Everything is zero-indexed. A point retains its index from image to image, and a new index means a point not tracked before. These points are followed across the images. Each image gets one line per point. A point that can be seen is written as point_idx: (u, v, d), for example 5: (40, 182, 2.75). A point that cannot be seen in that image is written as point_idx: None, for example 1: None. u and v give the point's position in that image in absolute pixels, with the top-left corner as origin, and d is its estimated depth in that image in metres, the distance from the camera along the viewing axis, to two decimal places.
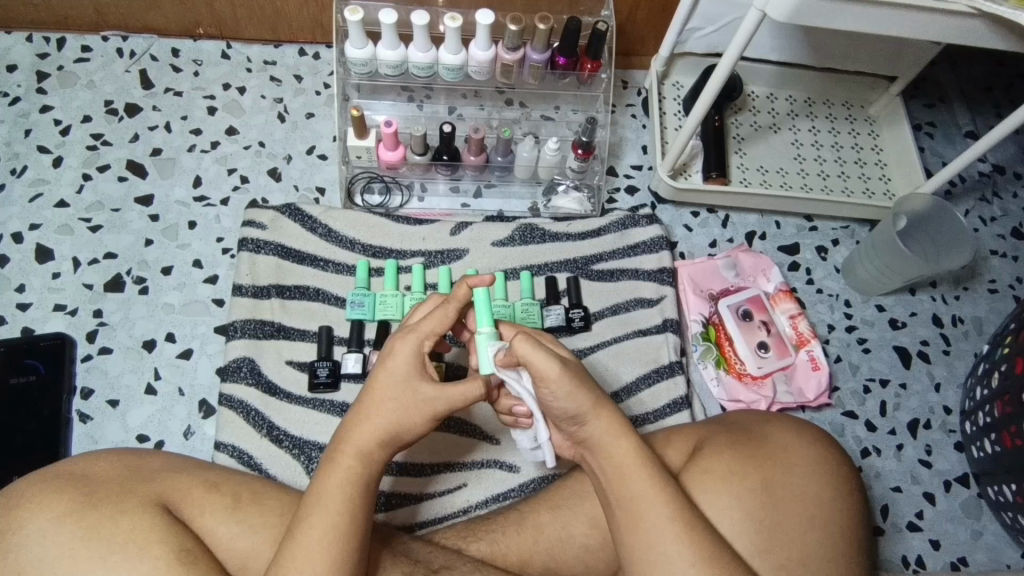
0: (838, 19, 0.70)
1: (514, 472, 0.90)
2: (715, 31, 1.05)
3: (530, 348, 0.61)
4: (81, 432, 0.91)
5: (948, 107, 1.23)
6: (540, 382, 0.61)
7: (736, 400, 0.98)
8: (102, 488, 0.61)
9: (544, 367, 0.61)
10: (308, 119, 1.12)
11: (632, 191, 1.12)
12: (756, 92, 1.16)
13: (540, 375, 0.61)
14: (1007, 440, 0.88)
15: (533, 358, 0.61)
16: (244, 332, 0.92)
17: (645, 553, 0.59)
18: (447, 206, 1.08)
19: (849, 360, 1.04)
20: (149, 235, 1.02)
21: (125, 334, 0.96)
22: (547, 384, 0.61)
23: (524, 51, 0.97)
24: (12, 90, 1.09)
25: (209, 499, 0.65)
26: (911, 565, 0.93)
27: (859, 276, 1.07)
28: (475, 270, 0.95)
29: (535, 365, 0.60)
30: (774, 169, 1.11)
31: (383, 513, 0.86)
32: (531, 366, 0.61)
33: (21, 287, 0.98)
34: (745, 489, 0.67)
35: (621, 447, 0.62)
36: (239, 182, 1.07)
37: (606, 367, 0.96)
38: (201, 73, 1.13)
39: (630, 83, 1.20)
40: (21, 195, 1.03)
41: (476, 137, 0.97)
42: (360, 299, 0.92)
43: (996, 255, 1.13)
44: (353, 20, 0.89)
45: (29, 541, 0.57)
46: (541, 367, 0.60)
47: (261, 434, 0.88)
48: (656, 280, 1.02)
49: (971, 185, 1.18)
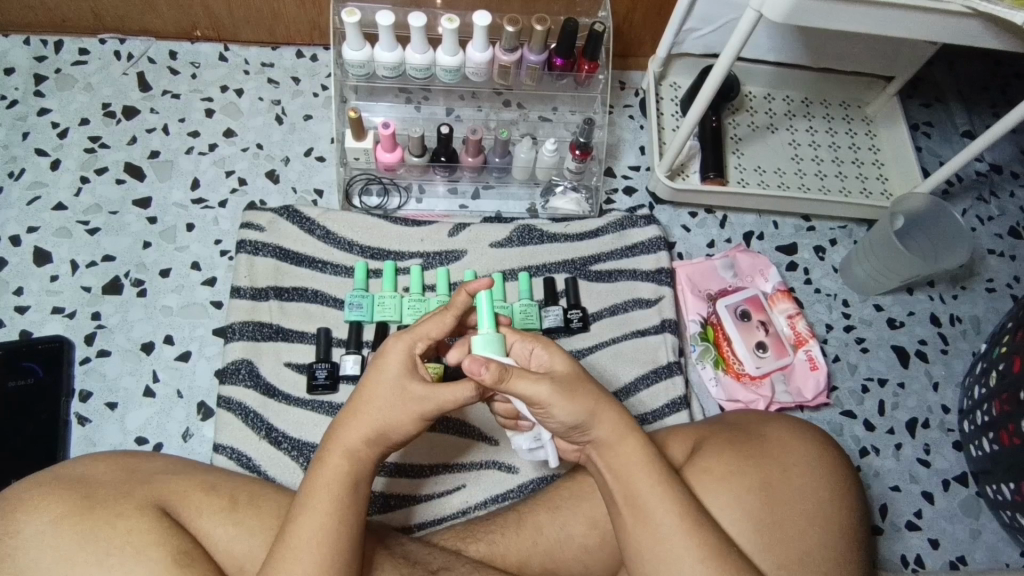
0: (833, 19, 0.70)
1: (512, 473, 0.90)
2: (712, 32, 1.05)
3: (518, 379, 0.60)
4: (79, 434, 0.90)
5: (945, 106, 1.23)
6: (536, 404, 0.61)
7: (733, 400, 0.98)
8: (98, 490, 0.61)
9: (537, 391, 0.60)
10: (305, 121, 1.12)
11: (630, 191, 1.12)
12: (752, 92, 1.17)
13: (535, 400, 0.61)
14: (1005, 438, 0.88)
15: (526, 386, 0.60)
16: (243, 334, 0.92)
17: (653, 551, 0.59)
18: (445, 207, 1.09)
19: (847, 360, 1.04)
20: (146, 237, 1.02)
21: (124, 336, 0.96)
22: (544, 406, 0.61)
23: (521, 52, 0.96)
24: (9, 93, 1.09)
25: (206, 501, 0.65)
26: (910, 564, 0.93)
27: (857, 275, 1.08)
28: (446, 271, 0.95)
29: (528, 391, 0.60)
30: (771, 169, 1.11)
31: (379, 515, 0.86)
32: (523, 394, 0.61)
33: (18, 290, 0.98)
34: (746, 488, 0.68)
35: (628, 445, 0.62)
36: (237, 183, 1.07)
37: (605, 366, 0.96)
38: (199, 75, 1.13)
39: (628, 84, 1.20)
40: (18, 198, 1.03)
41: (474, 138, 0.97)
42: (358, 300, 0.93)
43: (993, 254, 1.13)
44: (349, 21, 0.89)
45: (25, 544, 0.57)
46: (533, 393, 0.60)
47: (259, 435, 0.88)
48: (655, 280, 1.02)
49: (968, 184, 1.18)
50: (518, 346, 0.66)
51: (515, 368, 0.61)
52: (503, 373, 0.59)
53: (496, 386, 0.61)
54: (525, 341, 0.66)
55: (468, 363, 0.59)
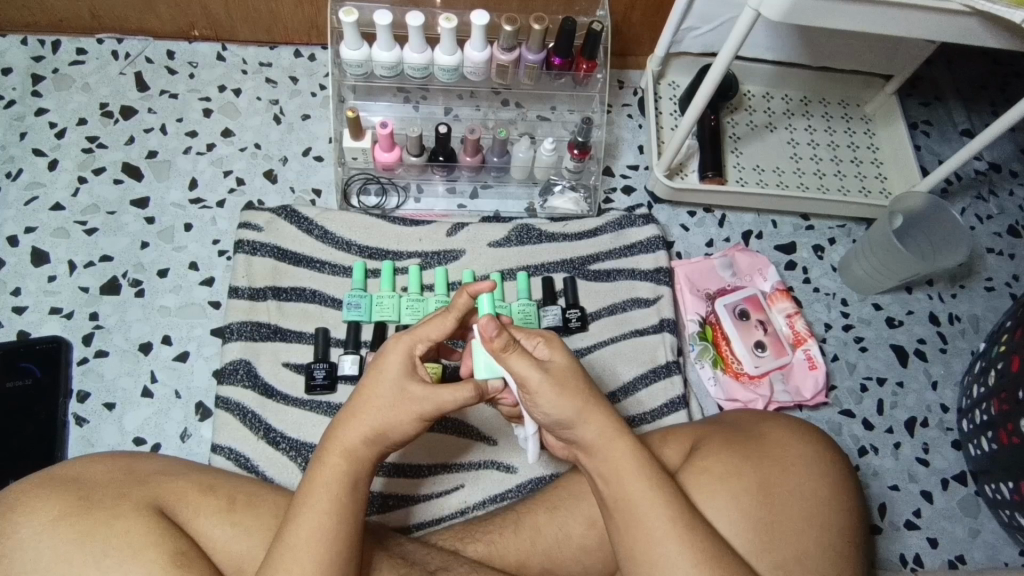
0: (832, 17, 0.70)
1: (511, 472, 0.90)
2: (711, 30, 1.05)
3: (516, 357, 0.62)
4: (77, 435, 0.90)
5: (944, 105, 1.23)
6: (524, 388, 0.63)
7: (732, 399, 0.98)
8: (96, 491, 0.61)
9: (527, 374, 0.62)
10: (303, 121, 1.12)
11: (628, 190, 1.12)
12: (751, 91, 1.17)
13: (524, 383, 0.62)
14: (1004, 437, 0.88)
15: (518, 367, 0.62)
16: (241, 334, 0.92)
17: (646, 554, 0.59)
18: (443, 207, 1.08)
19: (845, 359, 1.04)
20: (144, 237, 1.02)
21: (122, 336, 0.96)
22: (530, 392, 0.62)
23: (519, 51, 0.96)
24: (6, 93, 1.08)
25: (203, 501, 0.65)
26: (909, 563, 0.93)
27: (855, 274, 1.07)
28: (441, 271, 0.94)
29: (518, 372, 0.62)
30: (770, 168, 1.11)
31: (377, 515, 0.86)
32: (514, 373, 0.62)
33: (15, 290, 0.98)
34: (742, 489, 0.67)
35: (618, 449, 0.62)
36: (235, 183, 1.07)
37: (603, 366, 0.96)
38: (197, 74, 1.13)
39: (626, 83, 1.20)
40: (16, 198, 1.03)
41: (472, 137, 0.97)
42: (357, 300, 0.93)
43: (992, 252, 1.13)
44: (347, 21, 0.89)
45: (22, 545, 0.57)
46: (524, 375, 0.62)
47: (257, 435, 0.88)
48: (653, 280, 1.02)
49: (967, 182, 1.18)
50: (521, 343, 0.66)
51: (519, 347, 0.63)
52: (507, 344, 0.62)
53: (497, 358, 0.63)
54: (527, 337, 0.66)
55: (482, 323, 0.62)
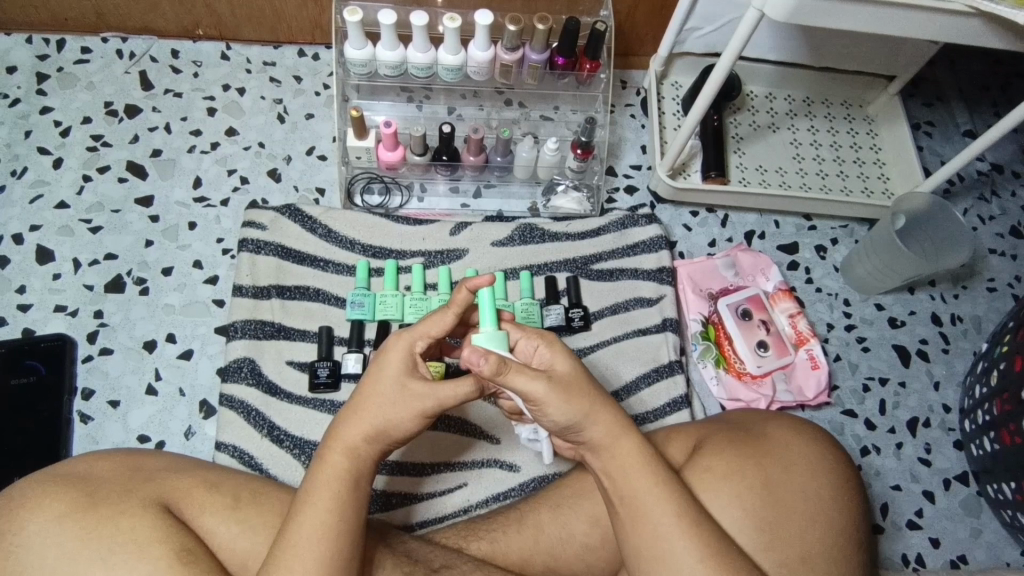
0: (835, 18, 0.70)
1: (514, 472, 0.90)
2: (714, 31, 1.05)
3: (513, 375, 0.60)
4: (82, 432, 0.91)
5: (946, 106, 1.23)
6: (532, 402, 0.62)
7: (735, 399, 0.98)
8: (102, 487, 0.61)
9: (533, 390, 0.60)
10: (307, 120, 1.12)
11: (631, 190, 1.13)
12: (754, 91, 1.17)
13: (531, 398, 0.61)
14: (1006, 437, 0.88)
15: (523, 384, 0.60)
16: (245, 333, 0.92)
17: (650, 552, 0.60)
18: (446, 206, 1.09)
19: (848, 359, 1.05)
20: (148, 236, 1.02)
21: (126, 334, 0.96)
22: (541, 406, 0.61)
23: (522, 52, 0.97)
24: (12, 91, 1.09)
25: (209, 498, 0.65)
26: (910, 563, 0.93)
27: (858, 274, 1.08)
28: (446, 271, 0.94)
29: (524, 388, 0.60)
30: (772, 168, 1.11)
31: (380, 513, 0.86)
32: (519, 391, 0.61)
33: (20, 288, 0.98)
34: (746, 488, 0.68)
35: (623, 448, 0.62)
36: (239, 182, 1.07)
37: (606, 365, 0.96)
38: (201, 73, 1.13)
39: (629, 83, 1.20)
40: (21, 196, 1.03)
41: (476, 137, 0.97)
42: (360, 299, 0.93)
43: (994, 253, 1.13)
44: (351, 21, 0.89)
45: (29, 540, 0.57)
46: (530, 391, 0.60)
47: (261, 434, 0.88)
48: (656, 279, 1.02)
49: (969, 183, 1.18)
50: (523, 344, 0.66)
51: (514, 364, 0.61)
52: (500, 367, 0.59)
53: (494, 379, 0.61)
54: (529, 337, 0.66)
55: (467, 355, 0.59)
